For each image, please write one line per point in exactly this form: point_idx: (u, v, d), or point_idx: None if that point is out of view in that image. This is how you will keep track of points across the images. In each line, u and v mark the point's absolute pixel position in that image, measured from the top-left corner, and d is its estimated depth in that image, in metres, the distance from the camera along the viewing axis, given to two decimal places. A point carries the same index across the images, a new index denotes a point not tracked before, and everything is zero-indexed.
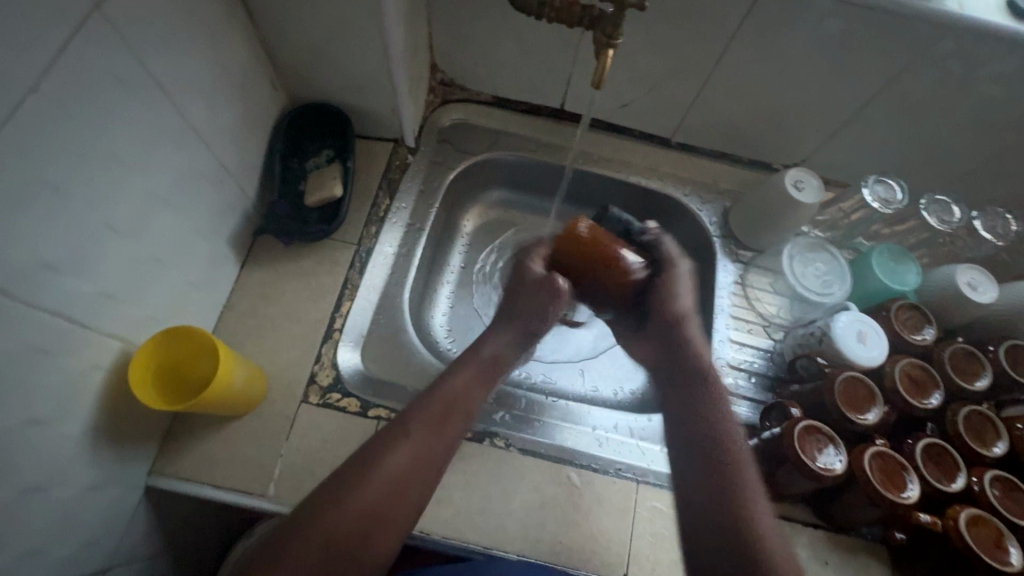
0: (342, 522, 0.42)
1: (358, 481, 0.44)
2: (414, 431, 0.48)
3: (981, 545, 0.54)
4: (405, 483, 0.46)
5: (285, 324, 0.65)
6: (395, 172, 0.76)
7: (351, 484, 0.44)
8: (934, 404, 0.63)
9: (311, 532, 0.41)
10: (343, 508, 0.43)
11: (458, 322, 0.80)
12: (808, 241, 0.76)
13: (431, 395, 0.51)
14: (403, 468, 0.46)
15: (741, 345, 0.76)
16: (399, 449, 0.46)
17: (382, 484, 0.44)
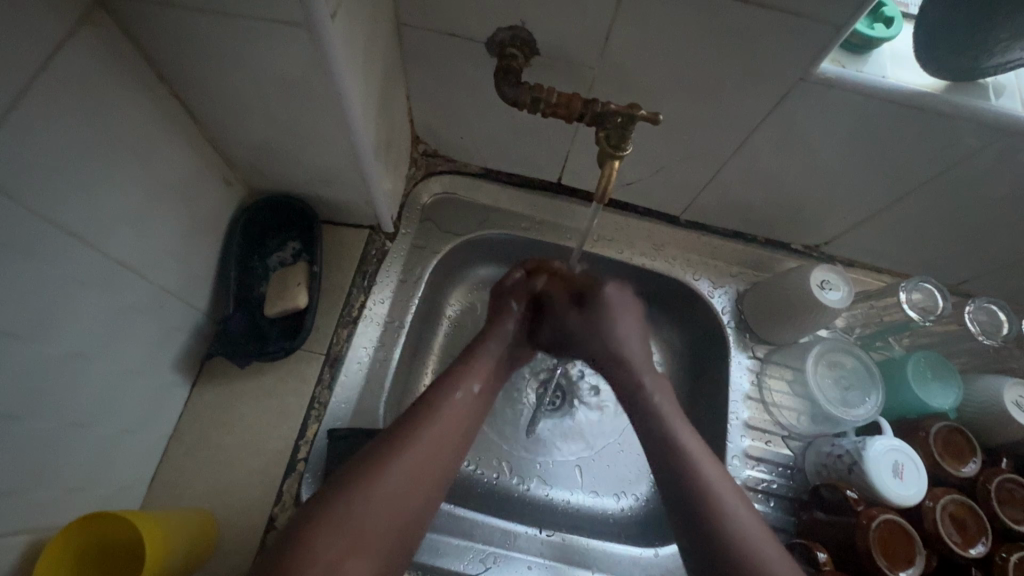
0: (373, 509, 0.43)
1: (388, 465, 0.45)
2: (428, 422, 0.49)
3: None
4: (427, 467, 0.47)
5: (241, 455, 0.56)
6: (371, 262, 0.67)
7: (381, 467, 0.45)
8: (978, 553, 0.55)
9: (351, 517, 0.42)
10: (379, 486, 0.44)
11: None
12: (834, 342, 0.68)
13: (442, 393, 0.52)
14: (433, 450, 0.48)
15: (758, 461, 0.67)
16: (427, 431, 0.49)
17: (420, 459, 0.47)
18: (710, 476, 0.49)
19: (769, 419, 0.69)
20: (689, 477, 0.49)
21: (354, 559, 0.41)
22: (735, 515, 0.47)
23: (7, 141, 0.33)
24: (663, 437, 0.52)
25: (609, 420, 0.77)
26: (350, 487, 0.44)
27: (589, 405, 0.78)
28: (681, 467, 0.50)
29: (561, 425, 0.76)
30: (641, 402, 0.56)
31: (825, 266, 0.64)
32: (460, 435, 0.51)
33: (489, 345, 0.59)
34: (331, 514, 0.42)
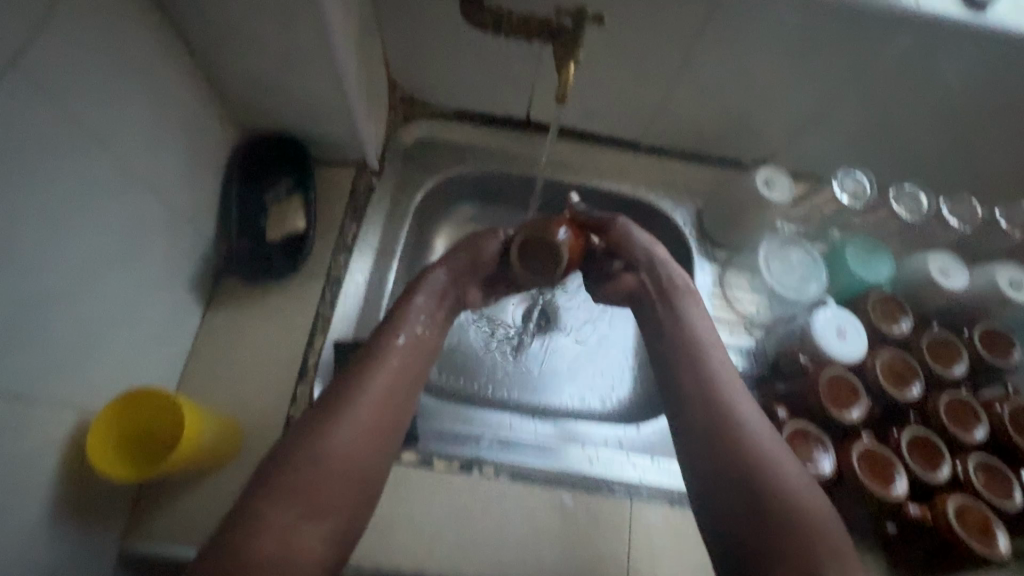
0: (327, 460, 0.44)
1: (340, 415, 0.46)
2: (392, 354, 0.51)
3: (969, 534, 0.56)
4: (381, 411, 0.47)
5: (256, 367, 0.62)
6: (360, 197, 0.73)
7: (341, 410, 0.46)
8: (914, 395, 0.63)
9: (301, 479, 0.42)
10: (346, 426, 0.45)
11: (466, 365, 0.79)
12: (782, 239, 0.76)
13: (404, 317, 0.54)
14: (378, 408, 0.47)
15: (724, 346, 0.75)
16: (382, 375, 0.49)
17: (368, 411, 0.47)
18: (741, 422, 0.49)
19: (732, 312, 0.77)
20: (722, 443, 0.49)
21: (310, 524, 0.42)
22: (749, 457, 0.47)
23: (40, 46, 0.39)
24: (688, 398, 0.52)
25: (590, 335, 0.84)
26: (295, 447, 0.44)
27: (569, 325, 0.85)
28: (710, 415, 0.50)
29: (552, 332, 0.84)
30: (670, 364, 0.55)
31: (768, 165, 0.72)
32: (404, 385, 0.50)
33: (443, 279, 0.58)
34: (271, 491, 0.42)
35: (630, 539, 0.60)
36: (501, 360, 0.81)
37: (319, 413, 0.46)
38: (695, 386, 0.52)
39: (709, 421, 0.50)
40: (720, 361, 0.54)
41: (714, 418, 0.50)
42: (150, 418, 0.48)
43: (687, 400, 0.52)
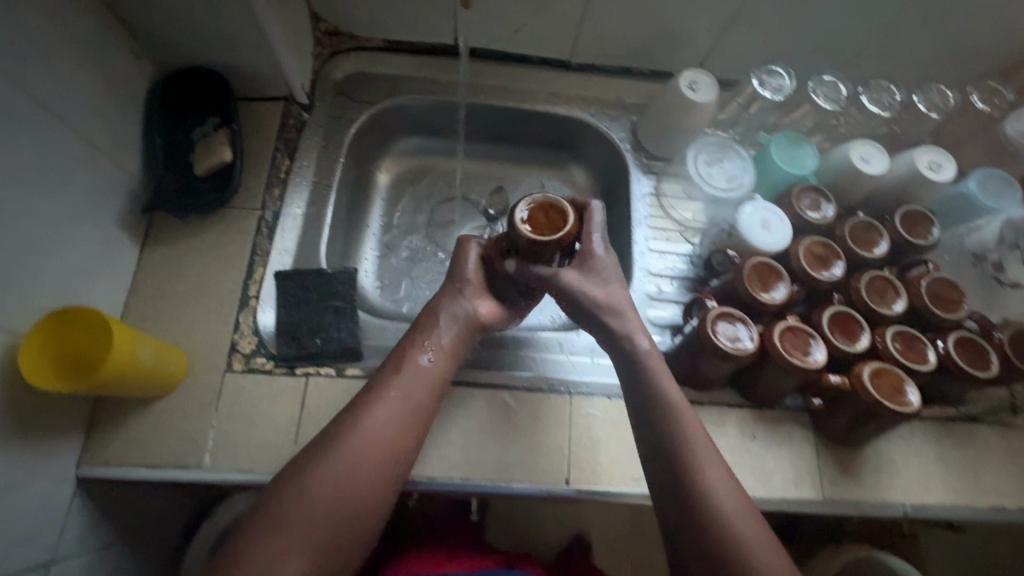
0: (303, 503, 0.46)
1: (319, 463, 0.48)
2: (381, 398, 0.52)
3: (882, 394, 0.59)
4: (360, 464, 0.48)
5: (195, 298, 0.63)
6: (291, 132, 0.74)
7: (321, 457, 0.48)
8: (836, 275, 0.66)
9: (278, 518, 0.45)
10: (305, 487, 0.46)
11: (408, 292, 0.80)
12: (715, 141, 0.77)
13: (397, 365, 0.54)
14: (363, 453, 0.49)
15: (663, 253, 0.77)
16: (354, 439, 0.49)
17: (350, 457, 0.48)
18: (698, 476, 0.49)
19: (669, 220, 0.78)
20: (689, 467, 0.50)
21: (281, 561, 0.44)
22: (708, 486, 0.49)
23: None
24: (662, 423, 0.53)
25: None
26: (279, 484, 0.47)
27: None
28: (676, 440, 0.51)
29: None
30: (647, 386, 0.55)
31: (694, 68, 0.73)
32: (379, 438, 0.50)
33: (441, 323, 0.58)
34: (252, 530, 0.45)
35: (570, 431, 0.63)
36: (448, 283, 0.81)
37: (306, 453, 0.49)
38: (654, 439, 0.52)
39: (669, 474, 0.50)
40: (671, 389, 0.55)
41: (684, 444, 0.51)
42: (89, 346, 0.49)
43: (650, 424, 0.53)
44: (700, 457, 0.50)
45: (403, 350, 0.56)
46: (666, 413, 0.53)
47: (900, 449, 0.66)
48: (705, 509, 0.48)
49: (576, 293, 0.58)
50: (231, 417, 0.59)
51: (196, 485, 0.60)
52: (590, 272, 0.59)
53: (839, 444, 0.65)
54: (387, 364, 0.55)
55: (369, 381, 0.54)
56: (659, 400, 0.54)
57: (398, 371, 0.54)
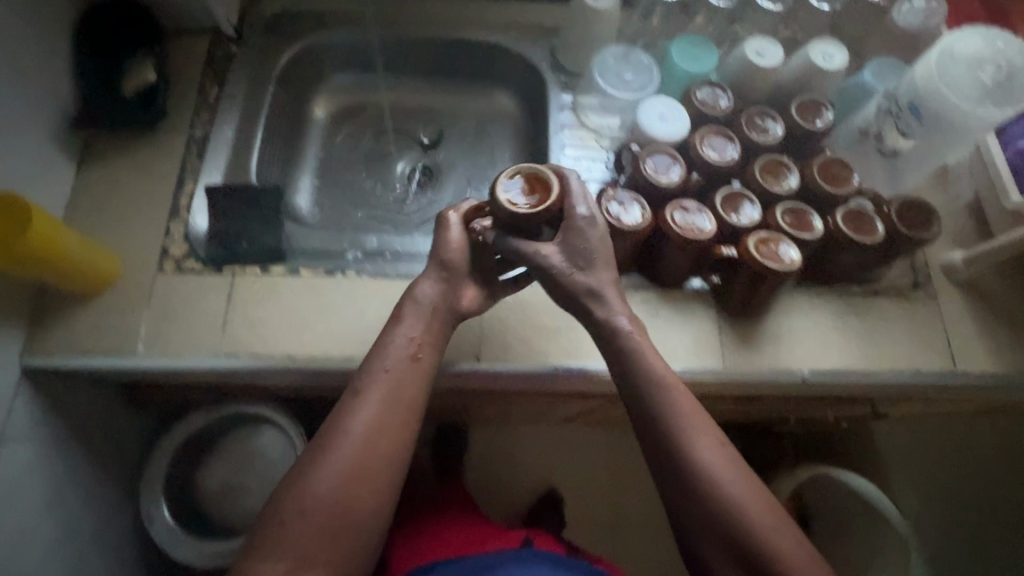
0: (324, 496, 0.50)
1: (331, 458, 0.52)
2: (373, 390, 0.55)
3: (764, 258, 0.63)
4: (361, 444, 0.53)
5: (128, 209, 0.68)
6: (220, 63, 0.78)
7: (330, 451, 0.52)
8: (731, 160, 0.70)
9: (301, 513, 0.50)
10: (322, 486, 0.51)
11: (343, 215, 0.86)
12: (620, 49, 0.81)
13: (383, 352, 0.57)
14: (367, 444, 0.53)
15: (580, 160, 0.80)
16: (356, 433, 0.53)
17: (357, 451, 0.52)
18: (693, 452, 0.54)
19: (585, 129, 0.82)
20: (684, 450, 0.55)
21: (314, 551, 0.49)
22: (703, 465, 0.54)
23: None
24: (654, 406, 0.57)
25: (468, 181, 0.91)
26: (297, 481, 0.51)
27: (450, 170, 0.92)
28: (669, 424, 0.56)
29: (420, 197, 0.90)
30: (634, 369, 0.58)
31: None
32: (380, 416, 0.54)
33: (406, 320, 0.59)
34: (280, 526, 0.50)
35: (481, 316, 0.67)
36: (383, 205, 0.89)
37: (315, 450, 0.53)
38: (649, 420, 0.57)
39: (667, 451, 0.55)
40: (662, 372, 0.58)
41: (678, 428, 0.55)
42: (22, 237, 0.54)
43: (643, 407, 0.57)
44: (696, 439, 0.55)
45: (385, 333, 0.59)
46: (658, 399, 0.57)
47: (800, 323, 0.70)
48: (703, 484, 0.53)
49: (560, 277, 0.61)
50: (162, 311, 0.64)
51: (134, 377, 0.65)
52: (573, 254, 0.61)
53: (741, 319, 0.69)
54: (372, 349, 0.58)
55: (361, 371, 0.57)
56: (648, 385, 0.57)
57: (386, 357, 0.57)
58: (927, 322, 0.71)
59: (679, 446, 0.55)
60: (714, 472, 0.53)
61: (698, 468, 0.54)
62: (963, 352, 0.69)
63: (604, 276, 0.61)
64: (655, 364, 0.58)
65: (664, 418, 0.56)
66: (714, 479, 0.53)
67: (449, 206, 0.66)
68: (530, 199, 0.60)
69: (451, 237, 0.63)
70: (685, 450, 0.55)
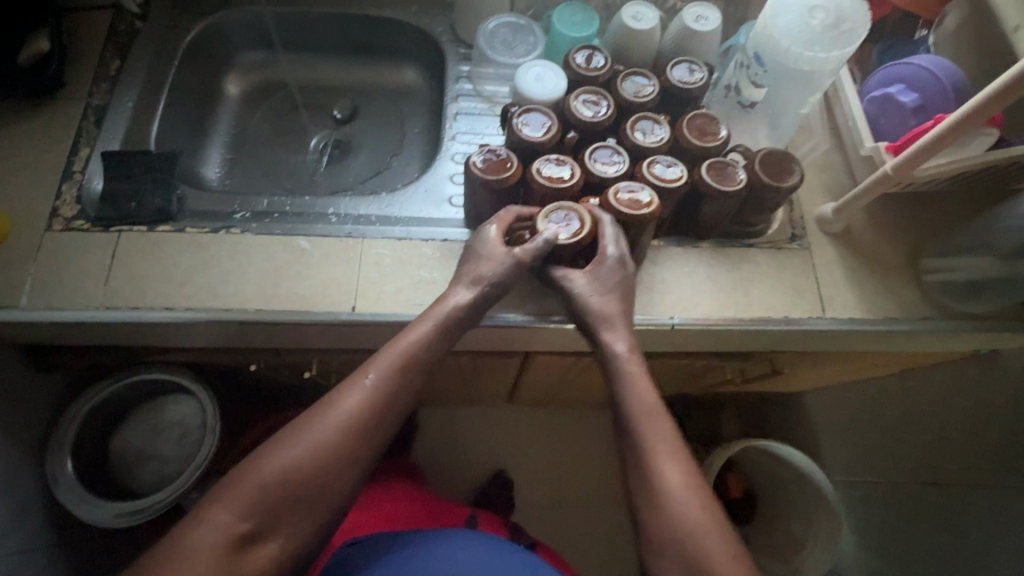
0: (285, 470, 0.50)
1: (306, 437, 0.51)
2: (371, 380, 0.55)
3: (624, 204, 0.65)
4: (357, 438, 0.53)
5: (22, 172, 0.71)
6: (122, 37, 0.82)
7: (309, 430, 0.52)
8: (601, 115, 0.72)
9: (256, 485, 0.49)
10: (285, 464, 0.50)
11: (251, 183, 0.89)
12: (509, 23, 0.83)
13: (391, 348, 0.57)
14: (345, 437, 0.52)
15: (472, 125, 0.83)
16: (336, 424, 0.52)
17: (332, 440, 0.52)
18: (658, 458, 0.53)
19: (479, 96, 0.84)
20: (651, 455, 0.54)
21: (255, 525, 0.48)
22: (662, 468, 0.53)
23: None
24: (631, 408, 0.57)
25: (377, 154, 0.94)
26: (265, 455, 0.51)
27: (363, 142, 0.95)
28: (640, 425, 0.55)
29: (328, 168, 0.92)
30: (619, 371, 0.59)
31: None
32: (373, 413, 0.54)
33: (427, 322, 0.59)
34: (234, 491, 0.49)
35: (358, 269, 0.69)
36: (292, 177, 0.90)
37: (292, 428, 0.53)
38: (626, 423, 0.56)
39: (636, 456, 0.55)
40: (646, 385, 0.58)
41: (648, 432, 0.55)
42: None
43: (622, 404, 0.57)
44: (666, 446, 0.54)
45: (405, 330, 0.59)
46: (637, 402, 0.57)
47: (670, 272, 0.72)
48: (659, 487, 0.52)
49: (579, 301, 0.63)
50: (49, 266, 0.67)
51: (24, 331, 0.67)
52: (597, 284, 0.63)
53: None
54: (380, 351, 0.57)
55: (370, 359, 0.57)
56: (631, 388, 0.57)
57: (391, 351, 0.57)
58: (799, 271, 0.72)
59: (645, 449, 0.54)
60: (676, 492, 0.52)
61: (657, 471, 0.53)
62: (834, 299, 0.71)
63: (615, 306, 0.63)
64: (641, 376, 0.58)
65: (637, 419, 0.56)
66: (672, 485, 0.52)
67: (505, 215, 0.66)
68: (575, 231, 0.64)
69: (511, 253, 0.62)
70: (650, 454, 0.54)
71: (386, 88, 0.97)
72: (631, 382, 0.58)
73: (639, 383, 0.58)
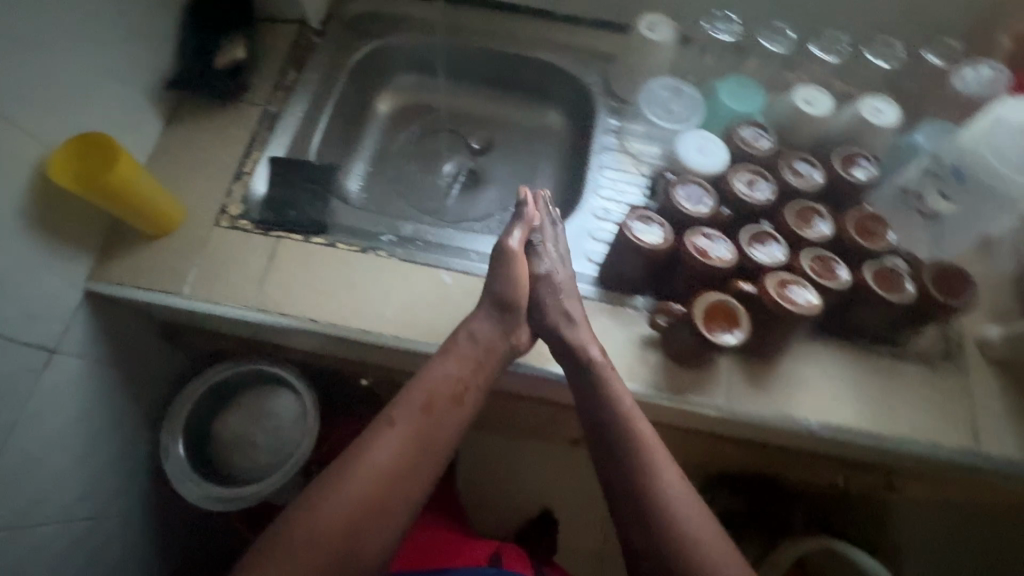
0: (328, 517, 0.55)
1: (345, 481, 0.57)
2: (399, 420, 0.61)
3: (783, 296, 0.62)
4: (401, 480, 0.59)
5: (199, 166, 0.76)
6: (302, 50, 0.86)
7: (347, 475, 0.58)
8: (764, 198, 0.70)
9: (306, 532, 0.55)
10: (328, 510, 0.56)
11: (388, 202, 0.92)
12: (669, 84, 0.82)
13: (413, 388, 0.63)
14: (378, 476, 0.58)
15: (619, 181, 0.81)
16: (372, 466, 0.58)
17: (368, 482, 0.57)
18: (679, 521, 0.57)
19: (625, 155, 0.83)
20: (669, 532, 0.56)
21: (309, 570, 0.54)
22: (685, 547, 0.56)
23: None
24: (630, 481, 0.60)
25: (504, 195, 0.95)
26: (309, 501, 0.57)
27: (494, 178, 0.96)
28: (647, 500, 0.58)
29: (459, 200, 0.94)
30: (614, 445, 0.61)
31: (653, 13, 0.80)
32: (404, 450, 0.60)
33: (446, 362, 0.64)
34: (283, 541, 0.55)
35: None
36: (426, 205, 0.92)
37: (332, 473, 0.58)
38: (628, 484, 0.60)
39: (645, 520, 0.58)
40: (659, 458, 0.60)
41: (665, 507, 0.57)
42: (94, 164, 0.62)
43: (624, 477, 0.60)
44: (688, 524, 0.57)
45: (424, 369, 0.64)
46: (640, 475, 0.59)
47: (810, 371, 0.68)
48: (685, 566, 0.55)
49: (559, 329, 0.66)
50: (212, 260, 0.71)
51: (179, 316, 0.71)
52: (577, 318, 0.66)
53: (753, 358, 0.68)
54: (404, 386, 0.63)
55: (394, 400, 0.63)
56: (631, 463, 0.60)
57: (415, 390, 0.62)
58: (954, 396, 0.67)
59: (664, 526, 0.57)
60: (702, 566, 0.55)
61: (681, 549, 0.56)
62: (990, 434, 0.66)
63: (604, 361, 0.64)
64: (645, 451, 0.60)
65: (641, 494, 0.59)
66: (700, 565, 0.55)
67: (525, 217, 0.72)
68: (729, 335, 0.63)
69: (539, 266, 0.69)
70: (667, 531, 0.57)
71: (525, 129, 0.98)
72: (632, 457, 0.60)
73: (643, 457, 0.60)
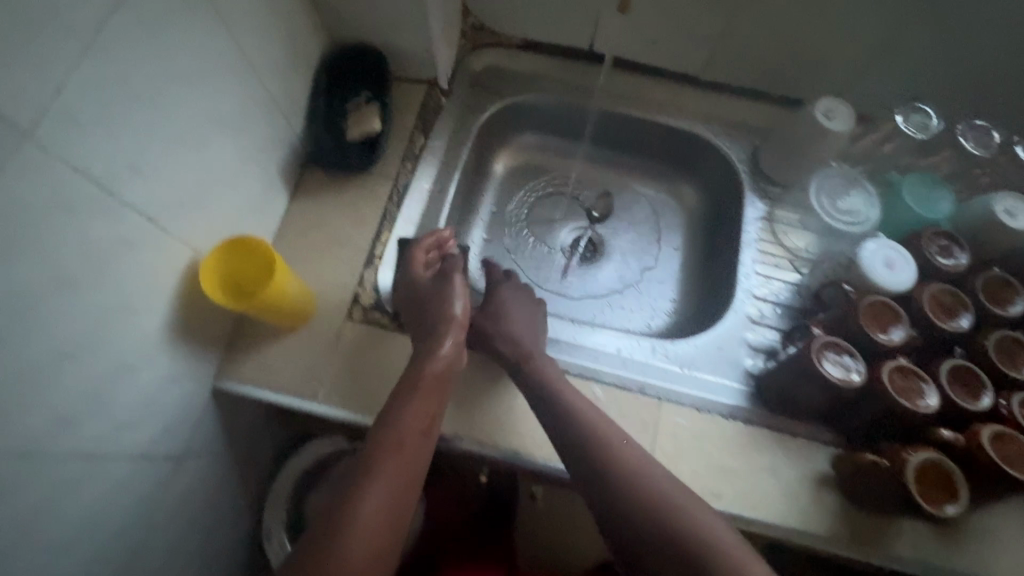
0: None
1: (329, 548, 0.47)
2: (377, 471, 0.51)
3: (1001, 457, 0.56)
4: (380, 539, 0.49)
5: (328, 248, 0.70)
6: (429, 112, 0.79)
7: (330, 541, 0.47)
8: (963, 326, 0.63)
9: None
10: None
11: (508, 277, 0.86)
12: (841, 175, 0.75)
13: (379, 433, 0.53)
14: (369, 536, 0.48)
15: (768, 279, 0.76)
16: (357, 529, 0.48)
17: (358, 543, 0.47)
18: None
19: (779, 247, 0.77)
20: None
21: None
22: None
23: None
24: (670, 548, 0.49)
25: (627, 269, 0.88)
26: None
27: (616, 250, 0.89)
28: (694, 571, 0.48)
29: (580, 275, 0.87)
30: (641, 509, 0.51)
31: (830, 97, 0.72)
32: (390, 504, 0.50)
33: (407, 403, 0.55)
34: None
35: (654, 439, 0.64)
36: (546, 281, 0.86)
37: (311, 540, 0.48)
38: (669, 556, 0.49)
39: None
40: (701, 519, 0.50)
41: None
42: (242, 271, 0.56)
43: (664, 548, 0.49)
44: None
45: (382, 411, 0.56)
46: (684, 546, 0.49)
47: (1010, 527, 0.61)
48: None
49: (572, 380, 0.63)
50: (345, 360, 0.65)
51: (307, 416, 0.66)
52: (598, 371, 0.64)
53: None
54: (373, 429, 0.54)
55: (360, 450, 0.53)
56: (665, 527, 0.50)
57: (383, 435, 0.53)
58: None
59: None
60: None
61: None
62: None
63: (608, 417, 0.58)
64: (689, 512, 0.50)
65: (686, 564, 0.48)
66: None
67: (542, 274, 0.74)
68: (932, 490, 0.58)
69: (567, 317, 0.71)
70: None
71: (650, 199, 0.91)
72: (667, 518, 0.50)
73: (679, 523, 0.50)
